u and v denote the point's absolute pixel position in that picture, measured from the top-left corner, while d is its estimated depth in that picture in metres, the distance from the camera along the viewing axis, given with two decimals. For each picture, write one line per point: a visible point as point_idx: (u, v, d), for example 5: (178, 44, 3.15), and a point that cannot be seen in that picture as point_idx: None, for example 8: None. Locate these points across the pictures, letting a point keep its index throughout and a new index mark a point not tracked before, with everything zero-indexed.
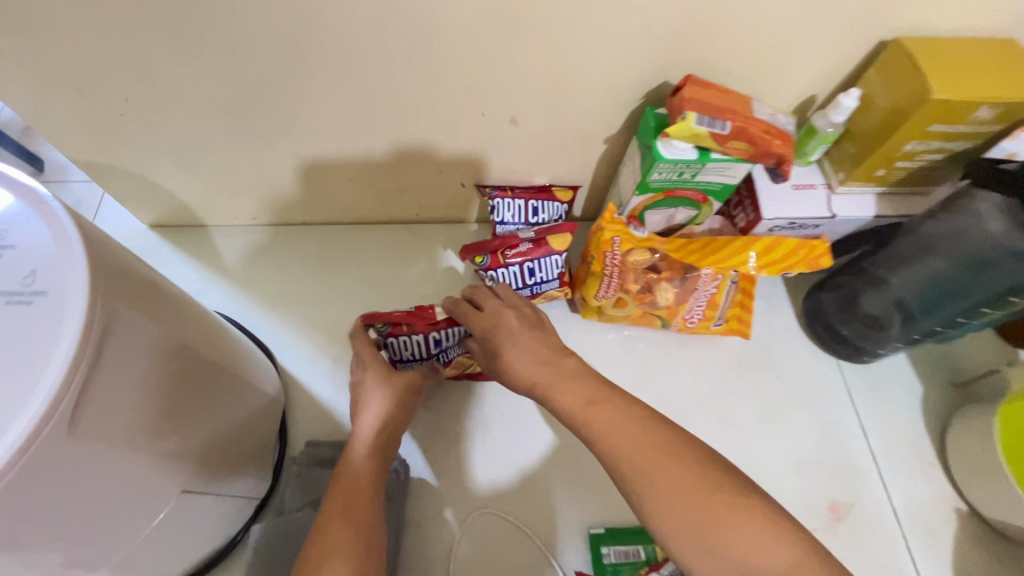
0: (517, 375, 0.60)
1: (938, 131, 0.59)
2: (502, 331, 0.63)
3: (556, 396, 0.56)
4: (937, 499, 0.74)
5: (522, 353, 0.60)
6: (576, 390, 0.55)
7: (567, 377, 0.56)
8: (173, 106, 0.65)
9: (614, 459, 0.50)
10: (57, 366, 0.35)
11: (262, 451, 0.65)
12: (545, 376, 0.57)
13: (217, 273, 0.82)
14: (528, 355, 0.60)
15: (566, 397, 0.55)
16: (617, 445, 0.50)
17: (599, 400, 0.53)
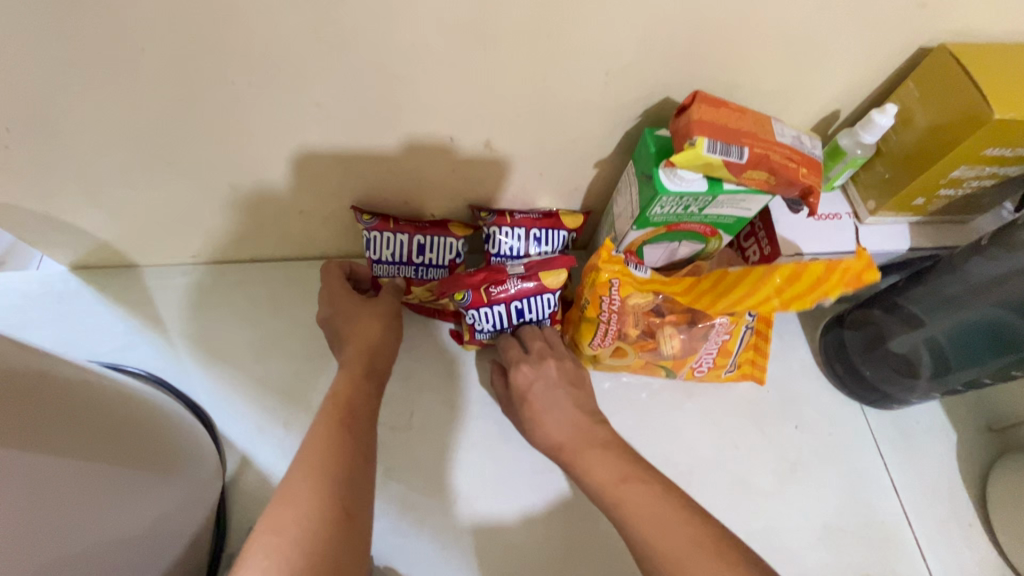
0: (542, 431, 0.59)
1: (991, 155, 0.50)
2: (544, 373, 0.62)
3: (585, 468, 0.53)
4: (980, 566, 0.65)
5: (556, 407, 0.60)
6: (606, 466, 0.52)
7: (596, 447, 0.55)
8: (74, 136, 0.54)
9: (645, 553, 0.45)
10: None
11: (189, 550, 0.54)
12: (575, 442, 0.56)
13: (149, 323, 0.70)
14: (561, 413, 0.59)
15: (596, 466, 0.53)
16: (651, 535, 0.45)
17: (631, 478, 0.50)
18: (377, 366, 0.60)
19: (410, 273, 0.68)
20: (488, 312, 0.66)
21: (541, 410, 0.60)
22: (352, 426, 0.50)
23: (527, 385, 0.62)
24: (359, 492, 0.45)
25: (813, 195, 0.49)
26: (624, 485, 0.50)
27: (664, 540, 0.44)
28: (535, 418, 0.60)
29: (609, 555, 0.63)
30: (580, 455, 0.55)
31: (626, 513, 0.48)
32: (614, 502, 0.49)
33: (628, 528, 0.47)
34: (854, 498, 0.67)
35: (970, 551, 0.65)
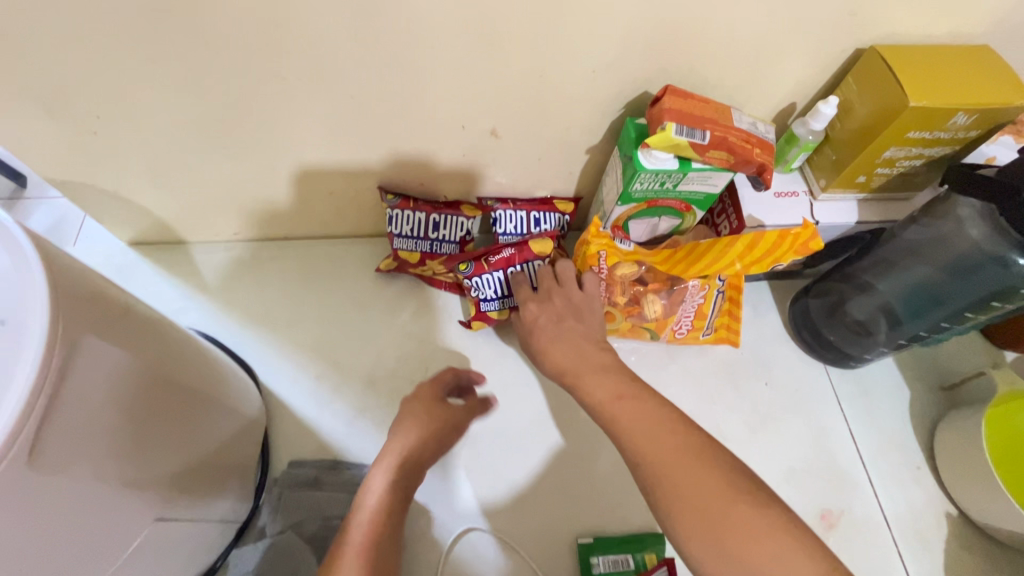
0: (550, 360, 0.67)
1: (916, 137, 0.59)
2: (549, 310, 0.69)
3: (588, 388, 0.62)
4: (926, 503, 0.74)
5: (564, 339, 0.67)
6: (606, 385, 0.61)
7: (596, 370, 0.63)
8: (149, 126, 0.64)
9: (635, 452, 0.53)
10: (14, 398, 0.34)
11: (240, 474, 0.63)
12: (577, 368, 0.64)
13: (197, 290, 0.80)
14: (567, 343, 0.66)
15: (593, 386, 0.61)
16: (642, 441, 0.54)
17: (627, 396, 0.59)
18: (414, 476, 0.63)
19: (426, 247, 0.78)
20: (488, 281, 0.75)
21: (548, 343, 0.67)
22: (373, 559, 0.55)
23: (535, 321, 0.69)
24: None
25: (766, 171, 0.59)
26: (619, 402, 0.58)
27: (653, 445, 0.53)
28: (542, 350, 0.67)
29: (599, 491, 0.72)
30: (579, 378, 0.63)
31: (624, 424, 0.56)
32: (611, 415, 0.58)
33: (624, 438, 0.55)
34: (817, 444, 0.76)
35: (918, 489, 0.74)
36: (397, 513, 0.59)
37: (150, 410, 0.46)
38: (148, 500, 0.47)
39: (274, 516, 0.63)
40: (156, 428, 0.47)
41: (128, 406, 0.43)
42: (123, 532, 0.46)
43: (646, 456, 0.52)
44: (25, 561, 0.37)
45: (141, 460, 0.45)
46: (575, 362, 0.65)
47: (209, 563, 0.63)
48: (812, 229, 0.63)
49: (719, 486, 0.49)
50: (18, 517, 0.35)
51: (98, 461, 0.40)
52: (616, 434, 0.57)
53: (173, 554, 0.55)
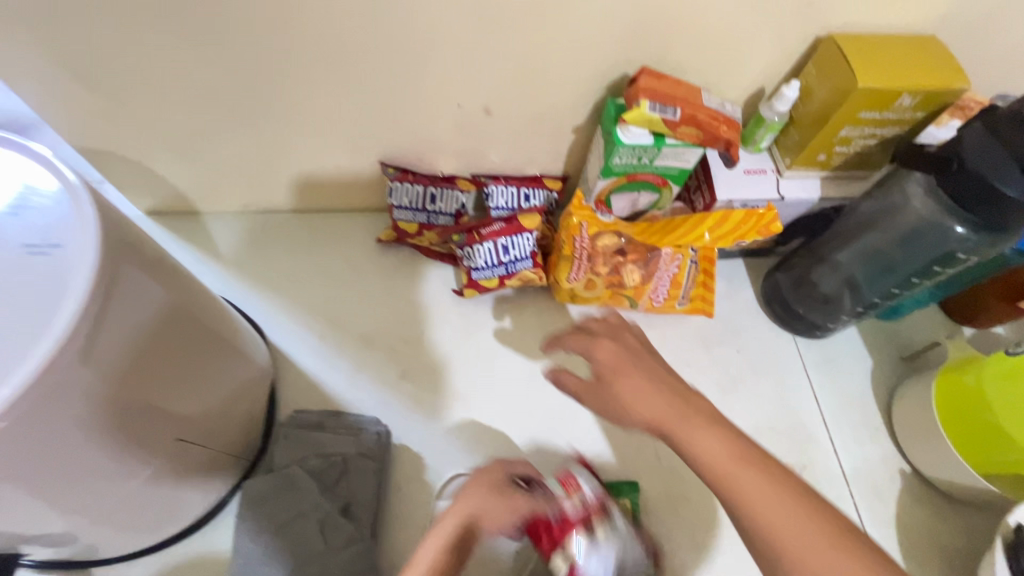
0: (636, 406, 0.55)
1: (867, 117, 0.66)
2: (627, 355, 0.60)
3: (696, 444, 0.50)
4: (883, 460, 0.80)
5: (649, 380, 0.56)
6: (719, 445, 0.50)
7: (704, 422, 0.51)
8: (172, 98, 0.70)
9: (765, 538, 0.45)
10: (71, 308, 0.40)
11: (250, 418, 0.69)
12: (677, 418, 0.52)
13: (209, 255, 0.86)
14: (655, 386, 0.55)
15: (704, 441, 0.50)
16: (766, 518, 0.45)
17: (747, 457, 0.49)
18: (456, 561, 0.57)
19: (423, 218, 0.84)
20: (480, 251, 0.81)
21: (633, 383, 0.56)
22: None
23: (619, 367, 0.58)
24: None
25: (733, 145, 0.66)
26: (743, 464, 0.48)
27: (781, 521, 0.45)
28: (625, 392, 0.56)
29: (580, 444, 0.78)
30: (687, 431, 0.51)
31: (740, 492, 0.47)
32: (727, 481, 0.48)
33: (739, 508, 0.47)
34: (783, 406, 0.82)
35: (876, 448, 0.80)
36: None
37: (182, 339, 0.52)
38: (171, 421, 0.53)
39: (283, 451, 0.69)
40: (185, 358, 0.52)
41: (166, 329, 0.49)
42: (149, 446, 0.52)
43: (773, 535, 0.45)
44: (73, 440, 0.44)
45: (175, 381, 0.52)
46: (671, 407, 0.53)
47: (219, 496, 0.68)
48: (773, 212, 0.73)
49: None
50: (72, 404, 0.42)
51: (139, 372, 0.47)
52: (726, 501, 0.48)
53: (187, 479, 0.61)
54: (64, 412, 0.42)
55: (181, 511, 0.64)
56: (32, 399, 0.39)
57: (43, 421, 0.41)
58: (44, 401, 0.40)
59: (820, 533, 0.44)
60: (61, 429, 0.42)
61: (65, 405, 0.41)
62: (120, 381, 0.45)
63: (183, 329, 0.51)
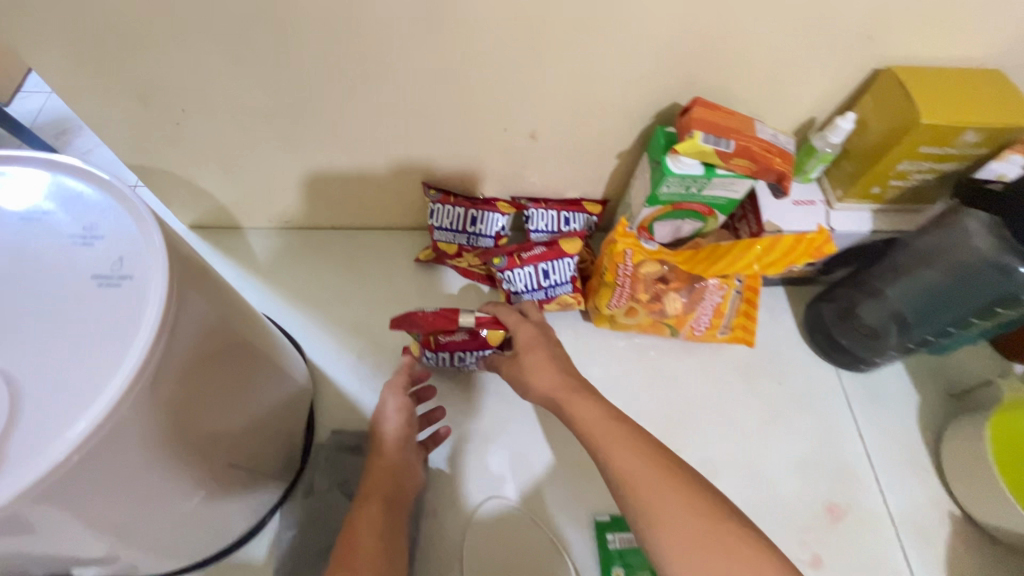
0: (536, 385, 0.66)
1: (928, 152, 0.64)
2: (538, 336, 0.70)
3: (575, 412, 0.61)
4: (931, 502, 0.77)
5: (551, 364, 0.66)
6: (591, 410, 0.60)
7: (585, 395, 0.62)
8: (224, 118, 0.71)
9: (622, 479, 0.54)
10: (142, 342, 0.40)
11: (291, 438, 0.69)
12: (566, 392, 0.63)
13: (249, 270, 0.87)
14: (554, 369, 0.66)
15: (584, 410, 0.61)
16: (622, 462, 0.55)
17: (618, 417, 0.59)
18: (400, 482, 0.65)
19: (463, 240, 0.84)
20: (520, 275, 0.80)
21: (540, 362, 0.66)
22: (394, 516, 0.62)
23: (531, 343, 0.69)
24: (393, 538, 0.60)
25: (786, 179, 0.65)
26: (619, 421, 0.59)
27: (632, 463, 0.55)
28: (532, 369, 0.66)
29: None
30: (571, 401, 0.62)
31: (606, 446, 0.57)
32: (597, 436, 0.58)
33: (607, 459, 0.56)
34: (826, 441, 0.80)
35: (923, 489, 0.78)
36: (396, 500, 0.64)
37: (229, 363, 0.52)
38: (218, 449, 0.53)
39: (322, 475, 0.69)
40: (231, 382, 0.53)
41: (216, 356, 0.49)
42: (204, 470, 0.52)
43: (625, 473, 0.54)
44: (138, 471, 0.44)
45: (223, 405, 0.52)
46: (560, 386, 0.64)
47: (259, 517, 0.68)
48: (827, 233, 0.68)
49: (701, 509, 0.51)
50: (138, 434, 0.42)
51: (195, 400, 0.47)
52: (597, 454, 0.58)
53: (232, 502, 0.61)
54: (132, 444, 0.42)
55: (222, 533, 0.64)
56: (102, 434, 0.39)
57: (113, 454, 0.41)
58: (117, 434, 0.40)
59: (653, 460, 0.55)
60: (129, 461, 0.43)
61: (133, 436, 0.42)
62: (178, 410, 0.46)
63: (230, 353, 0.52)
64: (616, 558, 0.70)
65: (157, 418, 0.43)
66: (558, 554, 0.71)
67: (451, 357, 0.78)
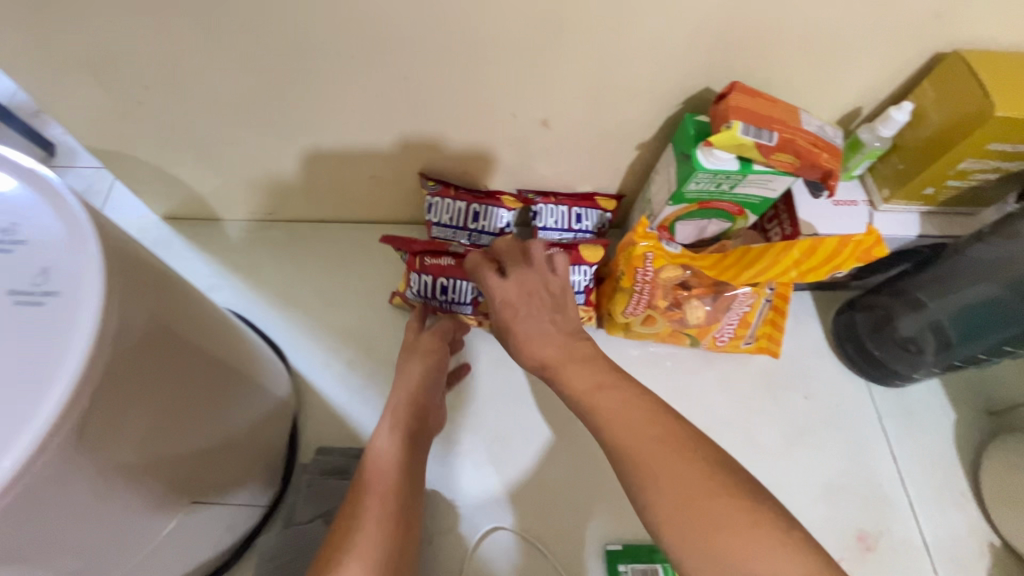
0: (527, 353, 0.61)
1: (995, 149, 0.56)
2: (521, 300, 0.63)
3: (565, 379, 0.57)
4: (968, 531, 0.71)
5: (538, 330, 0.61)
6: (583, 375, 0.56)
7: (577, 361, 0.58)
8: (193, 99, 0.62)
9: (618, 449, 0.49)
10: (65, 377, 0.33)
11: (270, 460, 0.62)
12: (557, 358, 0.59)
13: (227, 267, 0.80)
14: (543, 336, 0.61)
15: (574, 376, 0.56)
16: (617, 429, 0.50)
17: (607, 384, 0.54)
18: (421, 424, 0.62)
19: (464, 238, 0.76)
20: None
21: (525, 334, 0.61)
22: (410, 462, 0.58)
23: (513, 314, 0.62)
24: (415, 483, 0.57)
25: (832, 178, 0.57)
26: (598, 391, 0.54)
27: (626, 432, 0.49)
28: (519, 342, 0.61)
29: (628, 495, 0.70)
30: (561, 368, 0.58)
31: (599, 413, 0.52)
32: (589, 404, 0.54)
33: (600, 425, 0.52)
34: (857, 463, 0.74)
35: (961, 516, 0.72)
36: (415, 449, 0.60)
37: (191, 385, 0.44)
38: (178, 486, 0.46)
39: (304, 504, 0.62)
40: (194, 407, 0.45)
41: (171, 380, 0.42)
42: (156, 514, 0.45)
43: (619, 441, 0.49)
44: (68, 526, 0.37)
45: (186, 435, 0.45)
46: (550, 352, 0.59)
47: (232, 548, 0.61)
48: (876, 235, 0.58)
49: (700, 479, 0.45)
50: (67, 485, 0.35)
51: (145, 434, 0.40)
52: (591, 424, 0.53)
53: (200, 537, 0.54)
54: (58, 497, 0.35)
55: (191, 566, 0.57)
56: (16, 491, 0.32)
57: (32, 512, 0.34)
58: (39, 486, 0.33)
59: (652, 424, 0.49)
60: (54, 518, 0.35)
61: (60, 488, 0.35)
62: (123, 446, 0.38)
63: (194, 368, 0.45)
64: None
65: (94, 462, 0.36)
66: None
67: (435, 290, 0.73)
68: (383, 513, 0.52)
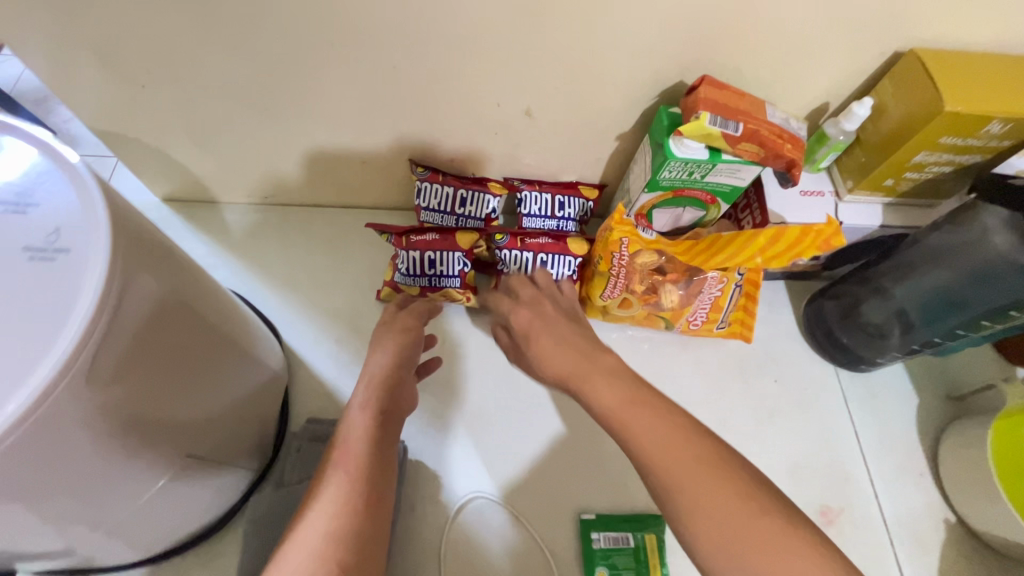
0: (547, 364, 0.61)
1: (948, 142, 0.60)
2: (538, 316, 0.66)
3: (592, 392, 0.55)
4: (926, 507, 0.75)
5: (554, 339, 0.62)
6: (612, 389, 0.55)
7: (603, 372, 0.57)
8: (193, 83, 0.66)
9: (655, 472, 0.48)
10: (77, 322, 0.36)
11: (262, 427, 0.66)
12: (579, 371, 0.58)
13: (224, 247, 0.83)
14: (559, 345, 0.61)
15: (602, 390, 0.55)
16: (654, 450, 0.49)
17: (638, 400, 0.53)
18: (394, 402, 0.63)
19: (451, 222, 0.80)
20: (517, 258, 0.77)
21: (546, 346, 0.62)
22: (379, 437, 0.59)
23: (530, 327, 0.65)
24: (382, 461, 0.57)
25: (796, 166, 0.61)
26: (631, 407, 0.53)
27: (667, 455, 0.48)
28: (540, 355, 0.62)
29: (603, 469, 0.74)
30: (587, 379, 0.57)
31: (633, 432, 0.51)
32: (621, 422, 0.52)
33: (637, 446, 0.50)
34: (822, 442, 0.77)
35: (919, 494, 0.75)
36: (385, 426, 0.60)
37: (191, 347, 0.48)
38: (177, 441, 0.49)
39: (293, 467, 0.66)
40: (194, 367, 0.48)
41: (169, 346, 0.45)
42: (153, 466, 0.48)
43: (662, 468, 0.48)
44: (73, 466, 0.40)
45: (185, 393, 0.48)
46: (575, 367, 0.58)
47: (225, 509, 0.65)
48: (835, 224, 0.63)
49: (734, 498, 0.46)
50: (72, 425, 0.38)
51: (148, 386, 0.43)
52: (622, 442, 0.52)
53: (195, 495, 0.58)
54: (66, 435, 0.38)
55: (187, 523, 0.61)
56: (29, 423, 0.35)
57: (40, 446, 0.37)
58: (47, 423, 0.36)
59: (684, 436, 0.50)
60: (61, 455, 0.39)
61: (67, 427, 0.38)
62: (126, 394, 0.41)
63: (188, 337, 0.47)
64: (600, 558, 0.68)
65: (101, 408, 0.40)
66: (540, 552, 0.69)
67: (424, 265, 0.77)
68: (343, 487, 0.53)
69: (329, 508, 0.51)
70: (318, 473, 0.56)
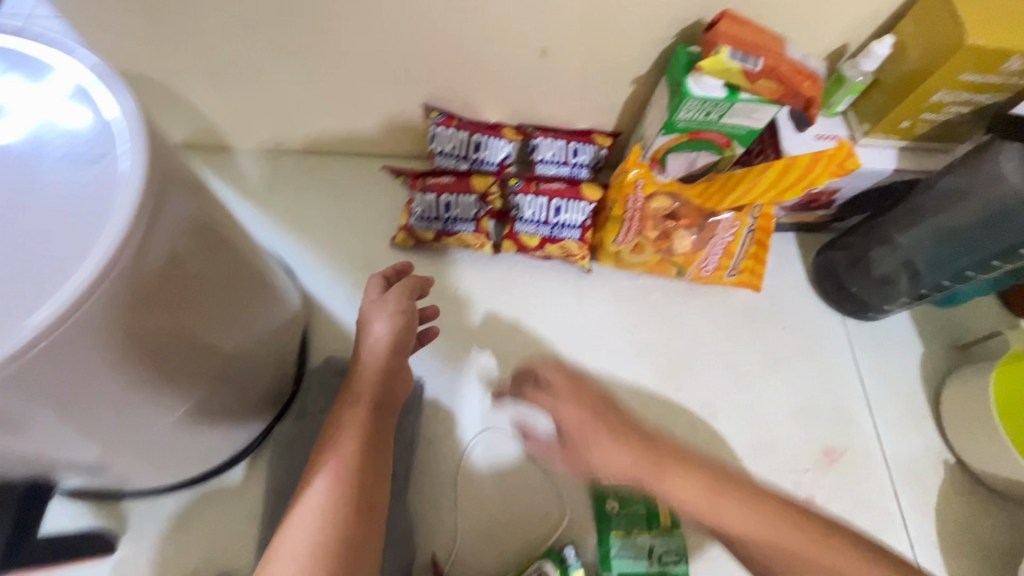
0: (606, 464, 0.55)
1: (969, 80, 0.60)
2: (586, 408, 0.58)
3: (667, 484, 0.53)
4: (926, 449, 0.77)
5: (612, 443, 0.56)
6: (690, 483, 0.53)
7: (675, 465, 0.53)
8: (209, 20, 0.65)
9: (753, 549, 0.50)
10: (118, 227, 0.38)
11: (283, 363, 0.67)
12: (642, 471, 0.54)
13: (239, 193, 0.83)
14: (618, 446, 0.55)
15: (678, 489, 0.53)
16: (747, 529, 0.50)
17: (718, 490, 0.52)
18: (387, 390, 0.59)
19: (464, 168, 0.79)
20: (531, 204, 0.77)
21: (604, 445, 0.55)
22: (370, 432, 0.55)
23: (580, 425, 0.57)
24: (376, 459, 0.54)
25: (813, 106, 0.62)
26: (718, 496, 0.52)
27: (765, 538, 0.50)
28: (598, 456, 0.55)
29: None
30: (658, 479, 0.53)
31: (722, 521, 0.51)
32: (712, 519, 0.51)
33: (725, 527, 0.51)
34: (827, 387, 0.79)
35: (920, 436, 0.77)
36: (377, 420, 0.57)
37: (222, 273, 0.49)
38: (207, 365, 0.51)
39: (316, 397, 0.69)
40: (228, 291, 0.50)
41: (193, 279, 0.45)
42: (184, 388, 0.49)
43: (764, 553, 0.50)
44: (112, 376, 0.42)
45: (218, 316, 0.49)
46: (640, 462, 0.54)
47: (250, 439, 0.67)
48: (845, 149, 0.64)
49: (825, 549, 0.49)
50: (116, 332, 0.40)
51: (184, 303, 0.44)
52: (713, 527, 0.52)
53: (222, 423, 0.59)
54: (108, 341, 0.39)
55: (213, 451, 0.63)
56: (76, 321, 0.37)
57: (85, 349, 0.38)
58: (91, 325, 0.38)
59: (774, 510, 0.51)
60: (104, 361, 0.40)
61: (109, 332, 0.39)
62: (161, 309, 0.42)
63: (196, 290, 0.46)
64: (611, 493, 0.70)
65: (137, 319, 0.41)
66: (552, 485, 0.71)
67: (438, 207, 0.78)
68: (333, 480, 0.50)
69: (315, 507, 0.49)
70: (309, 467, 0.53)
